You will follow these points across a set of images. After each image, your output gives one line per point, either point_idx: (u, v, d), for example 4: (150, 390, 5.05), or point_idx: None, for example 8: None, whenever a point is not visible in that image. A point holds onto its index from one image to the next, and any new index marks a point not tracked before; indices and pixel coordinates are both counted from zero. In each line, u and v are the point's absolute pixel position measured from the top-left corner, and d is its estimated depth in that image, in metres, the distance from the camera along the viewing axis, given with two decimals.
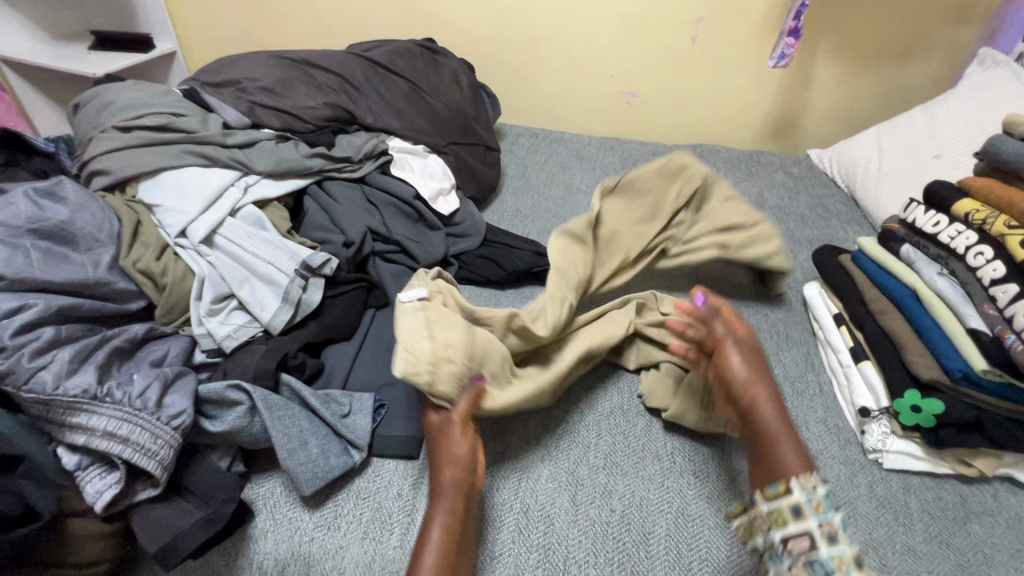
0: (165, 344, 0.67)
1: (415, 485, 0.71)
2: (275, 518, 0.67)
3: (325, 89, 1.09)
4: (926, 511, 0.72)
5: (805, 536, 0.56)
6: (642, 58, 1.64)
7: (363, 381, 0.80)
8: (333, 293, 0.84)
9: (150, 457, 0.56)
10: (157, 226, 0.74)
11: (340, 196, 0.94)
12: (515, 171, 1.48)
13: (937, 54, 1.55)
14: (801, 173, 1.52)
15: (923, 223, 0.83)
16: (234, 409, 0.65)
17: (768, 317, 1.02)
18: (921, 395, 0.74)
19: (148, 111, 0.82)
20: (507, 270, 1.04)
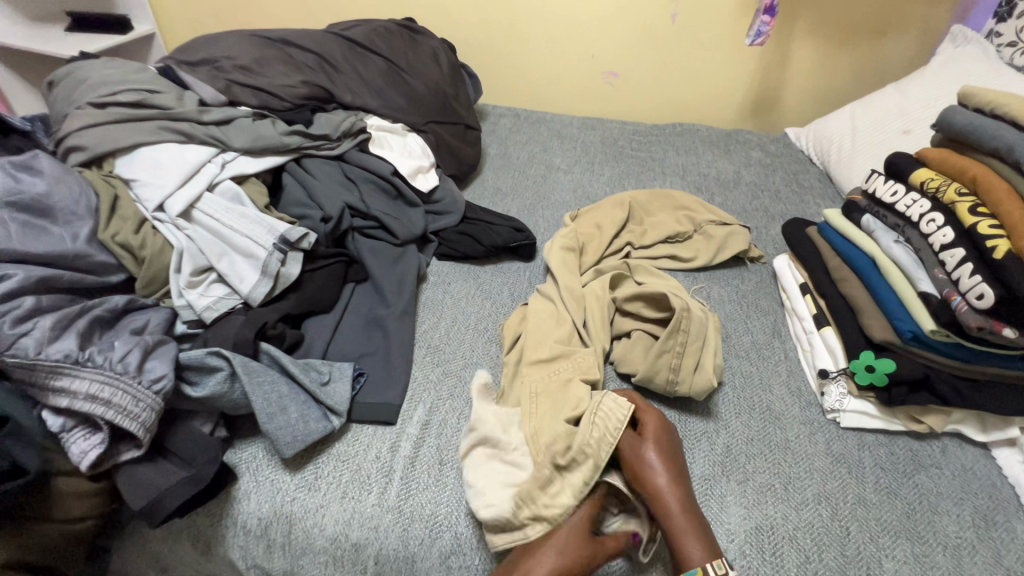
0: (145, 314, 0.68)
1: (392, 448, 0.74)
2: (257, 480, 0.70)
3: (302, 68, 1.10)
4: (877, 465, 0.76)
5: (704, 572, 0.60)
6: (623, 37, 1.65)
7: (343, 352, 0.83)
8: (311, 267, 0.86)
9: (132, 419, 0.58)
10: (135, 201, 0.75)
11: (318, 173, 0.95)
12: (497, 150, 1.49)
13: (912, 31, 1.57)
14: (778, 151, 1.54)
15: (882, 193, 0.86)
16: (214, 375, 0.67)
17: (738, 288, 1.05)
18: (875, 355, 0.78)
19: (123, 88, 0.83)
20: (485, 246, 1.06)
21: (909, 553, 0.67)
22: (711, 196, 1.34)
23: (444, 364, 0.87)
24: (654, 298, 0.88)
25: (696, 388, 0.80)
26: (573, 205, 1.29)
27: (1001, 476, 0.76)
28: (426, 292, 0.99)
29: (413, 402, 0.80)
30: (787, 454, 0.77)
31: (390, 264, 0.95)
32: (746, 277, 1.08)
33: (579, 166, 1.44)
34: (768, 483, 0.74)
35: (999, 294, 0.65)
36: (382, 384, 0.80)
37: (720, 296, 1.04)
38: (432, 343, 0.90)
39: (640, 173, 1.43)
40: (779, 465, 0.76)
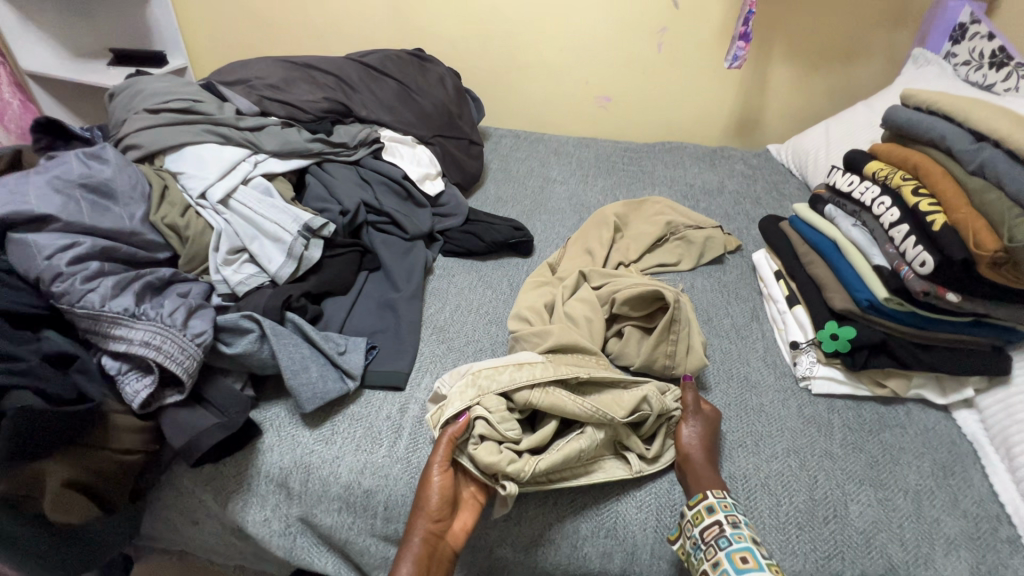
0: (188, 284, 0.78)
1: (401, 410, 0.82)
2: (279, 435, 0.77)
3: (324, 87, 1.23)
4: (846, 425, 0.83)
5: (715, 524, 0.66)
6: (614, 65, 1.80)
7: (357, 328, 0.92)
8: (331, 253, 0.96)
9: (178, 364, 0.67)
10: (181, 190, 0.86)
11: (337, 174, 1.07)
12: (498, 166, 1.62)
13: (879, 55, 1.71)
14: (760, 164, 1.66)
15: (841, 184, 0.96)
16: (246, 336, 0.76)
17: (720, 279, 1.14)
18: (839, 324, 0.86)
19: (173, 97, 0.96)
20: (487, 242, 1.17)
21: (873, 497, 0.73)
22: (696, 202, 1.45)
23: (449, 340, 0.96)
24: (640, 297, 0.89)
25: (690, 368, 0.85)
26: (568, 210, 1.40)
27: (961, 434, 0.82)
28: (432, 282, 1.09)
29: (420, 371, 0.89)
30: (762, 416, 0.84)
31: (400, 255, 1.06)
32: (727, 270, 1.17)
33: (574, 178, 1.56)
34: (742, 440, 0.80)
35: (937, 260, 0.74)
36: (392, 356, 0.89)
37: (702, 286, 1.12)
38: (437, 324, 0.99)
39: (631, 184, 1.54)
40: (753, 425, 0.83)
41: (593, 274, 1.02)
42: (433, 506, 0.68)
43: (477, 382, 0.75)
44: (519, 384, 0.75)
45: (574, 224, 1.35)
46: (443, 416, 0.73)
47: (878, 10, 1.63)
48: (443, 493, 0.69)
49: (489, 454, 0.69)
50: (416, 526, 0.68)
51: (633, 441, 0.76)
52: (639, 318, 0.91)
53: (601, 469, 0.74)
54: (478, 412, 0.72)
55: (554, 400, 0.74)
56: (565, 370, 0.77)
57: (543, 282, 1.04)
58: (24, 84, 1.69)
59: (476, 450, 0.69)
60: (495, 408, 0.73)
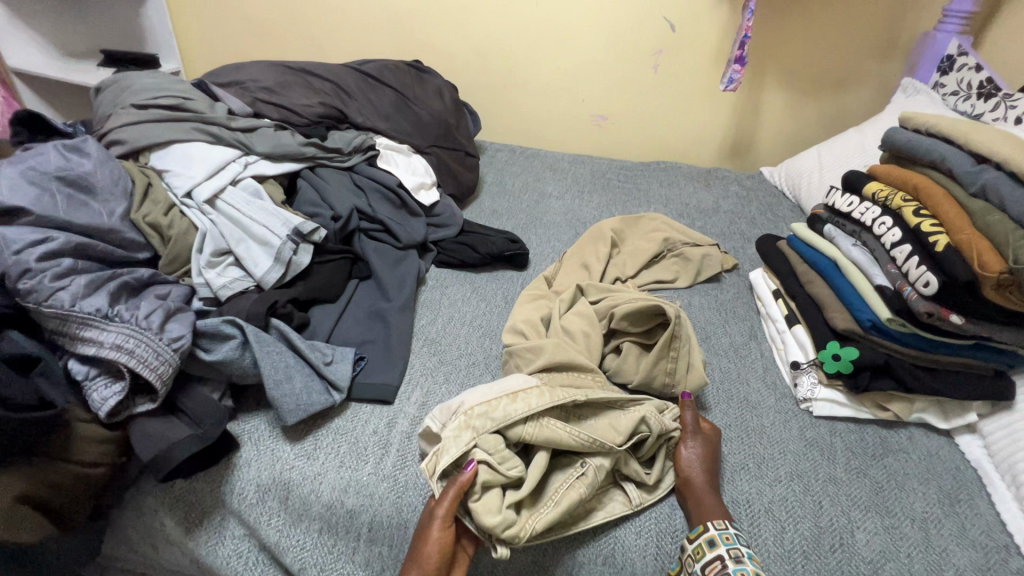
0: (167, 286, 0.74)
1: (389, 424, 0.78)
2: (258, 449, 0.73)
3: (320, 93, 1.21)
4: (849, 449, 0.81)
5: (717, 560, 0.62)
6: (610, 85, 1.82)
7: (345, 338, 0.88)
8: (321, 260, 0.92)
9: (151, 370, 0.62)
10: (165, 189, 0.83)
11: (330, 180, 1.04)
12: (494, 179, 1.60)
13: (868, 84, 1.75)
14: (754, 186, 1.67)
15: (840, 204, 0.95)
16: (227, 342, 0.72)
17: (717, 297, 1.13)
18: (841, 345, 0.84)
19: (163, 94, 0.93)
20: (481, 254, 1.14)
21: (879, 524, 0.70)
22: (692, 221, 1.44)
23: (441, 353, 0.92)
24: (639, 313, 0.87)
25: (690, 386, 0.83)
26: (564, 225, 1.38)
27: (965, 461, 0.80)
28: (424, 293, 1.06)
29: (410, 385, 0.85)
30: (763, 438, 0.81)
31: (392, 264, 1.02)
32: (724, 289, 1.16)
33: (570, 194, 1.55)
34: (743, 462, 0.77)
35: (941, 281, 0.73)
36: (381, 367, 0.85)
37: (699, 304, 1.11)
38: (429, 336, 0.95)
39: (627, 201, 1.53)
40: (755, 447, 0.80)
41: (590, 287, 0.99)
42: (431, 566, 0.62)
43: (472, 423, 0.69)
44: (513, 419, 0.70)
45: (570, 239, 1.33)
46: (441, 466, 0.65)
47: (868, 41, 1.67)
48: (443, 553, 0.63)
49: (489, 513, 0.63)
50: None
51: (632, 468, 0.73)
52: (637, 334, 0.89)
53: (602, 506, 0.70)
54: (482, 456, 0.66)
55: (550, 434, 0.70)
56: (558, 396, 0.73)
57: (539, 295, 1.02)
58: (9, 81, 1.65)
59: (477, 504, 0.63)
60: (495, 449, 0.67)
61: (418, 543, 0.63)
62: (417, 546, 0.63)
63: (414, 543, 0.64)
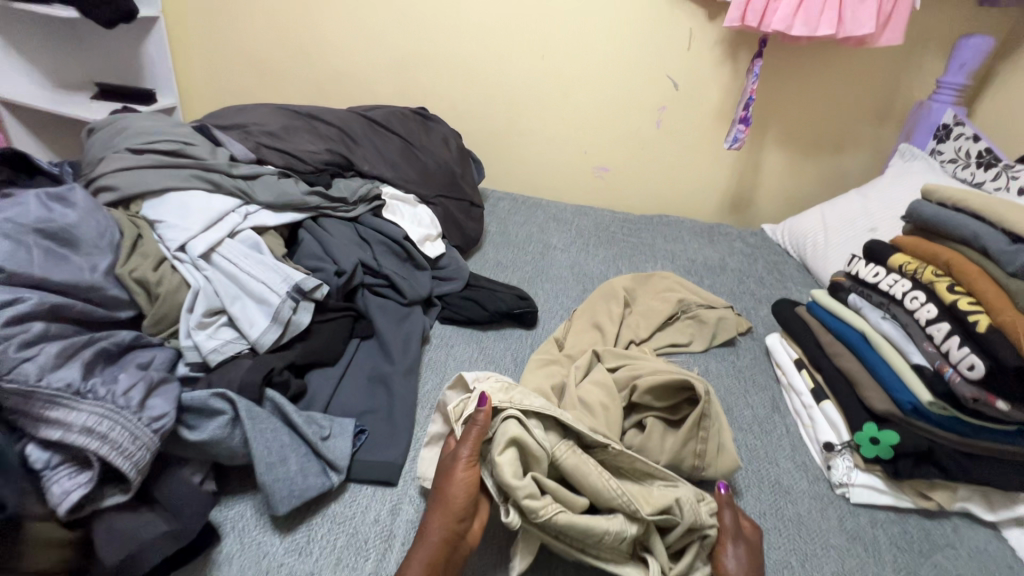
0: (150, 352, 0.66)
1: (392, 511, 0.70)
2: (242, 542, 0.63)
3: (326, 138, 1.17)
4: (892, 543, 0.75)
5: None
6: (614, 138, 1.83)
7: (345, 408, 0.80)
8: (321, 319, 0.85)
9: (126, 457, 0.54)
10: (156, 240, 0.76)
11: (334, 231, 0.98)
12: (497, 229, 1.56)
13: (864, 147, 1.78)
14: (758, 244, 1.66)
15: (865, 274, 0.93)
16: (216, 419, 0.64)
17: (734, 363, 1.08)
18: (878, 427, 0.79)
19: (161, 137, 0.88)
20: (490, 311, 1.08)
21: None
22: (701, 278, 1.41)
23: None
24: (666, 386, 0.81)
25: (722, 470, 0.76)
26: (571, 280, 1.34)
27: (1016, 558, 0.75)
28: (428, 353, 0.99)
29: (415, 463, 0.77)
30: (802, 530, 0.75)
31: (395, 322, 0.96)
32: (740, 354, 1.11)
33: (575, 246, 1.51)
34: (785, 561, 0.70)
35: (988, 365, 0.69)
36: (384, 442, 0.77)
37: (717, 370, 1.05)
38: (435, 403, 0.88)
39: (633, 255, 1.50)
40: (794, 541, 0.73)
41: (607, 354, 0.94)
42: (456, 504, 0.63)
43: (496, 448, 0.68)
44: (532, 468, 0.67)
45: (578, 295, 1.28)
46: (468, 408, 0.71)
47: (865, 107, 1.71)
48: (469, 493, 0.64)
49: (511, 468, 0.63)
50: (436, 522, 0.62)
51: (654, 543, 0.65)
52: (662, 409, 0.82)
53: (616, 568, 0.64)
54: (508, 410, 0.69)
55: (580, 463, 0.67)
56: (600, 435, 0.72)
57: (552, 360, 0.95)
58: None
59: (501, 455, 0.64)
60: (534, 423, 0.69)
61: (442, 484, 0.65)
62: (441, 489, 0.64)
63: (437, 486, 0.65)
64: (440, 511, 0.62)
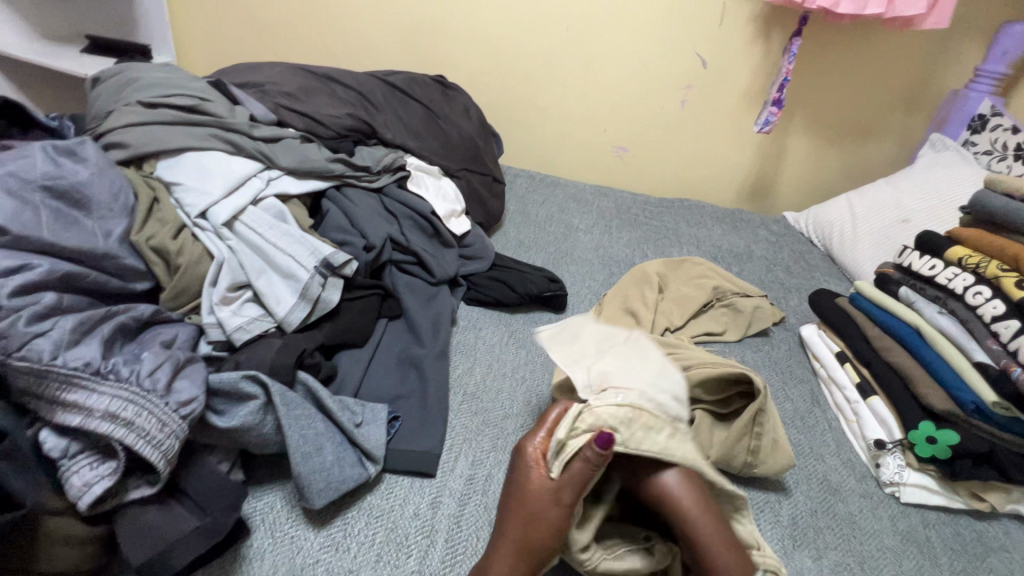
0: (172, 328, 0.60)
1: (432, 505, 0.65)
2: (274, 536, 0.58)
3: (346, 103, 1.09)
4: (947, 545, 0.72)
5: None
6: (636, 117, 1.76)
7: (376, 393, 0.75)
8: (349, 296, 0.79)
9: (153, 447, 0.48)
10: (174, 205, 0.69)
11: (359, 202, 0.92)
12: (516, 207, 1.50)
13: (892, 136, 1.74)
14: (781, 231, 1.61)
15: (920, 266, 0.89)
16: (246, 404, 0.58)
17: (770, 354, 1.04)
18: (935, 426, 0.77)
19: (175, 91, 0.79)
20: (519, 293, 1.03)
21: None
22: (727, 266, 1.37)
23: (484, 412, 0.80)
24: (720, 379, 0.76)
25: (774, 468, 0.73)
26: (596, 263, 1.29)
27: None
28: (457, 335, 0.94)
29: (452, 453, 0.72)
30: (855, 529, 0.72)
31: (424, 302, 0.90)
32: (775, 344, 1.07)
33: (597, 228, 1.45)
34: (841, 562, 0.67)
35: None
36: (420, 430, 0.72)
37: (753, 361, 1.01)
38: (468, 390, 0.83)
39: (657, 240, 1.45)
40: (848, 541, 0.70)
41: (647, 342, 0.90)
42: (536, 548, 0.55)
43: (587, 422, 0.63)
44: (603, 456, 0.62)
45: (604, 279, 1.23)
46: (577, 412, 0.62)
47: (897, 94, 1.66)
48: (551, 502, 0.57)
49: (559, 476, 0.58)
50: (509, 558, 0.54)
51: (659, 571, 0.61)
52: (712, 403, 0.78)
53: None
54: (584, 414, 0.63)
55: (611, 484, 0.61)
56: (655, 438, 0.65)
57: None
58: None
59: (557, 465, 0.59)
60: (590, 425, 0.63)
61: (527, 519, 0.56)
62: (525, 526, 0.56)
63: (515, 515, 0.57)
64: (514, 545, 0.55)
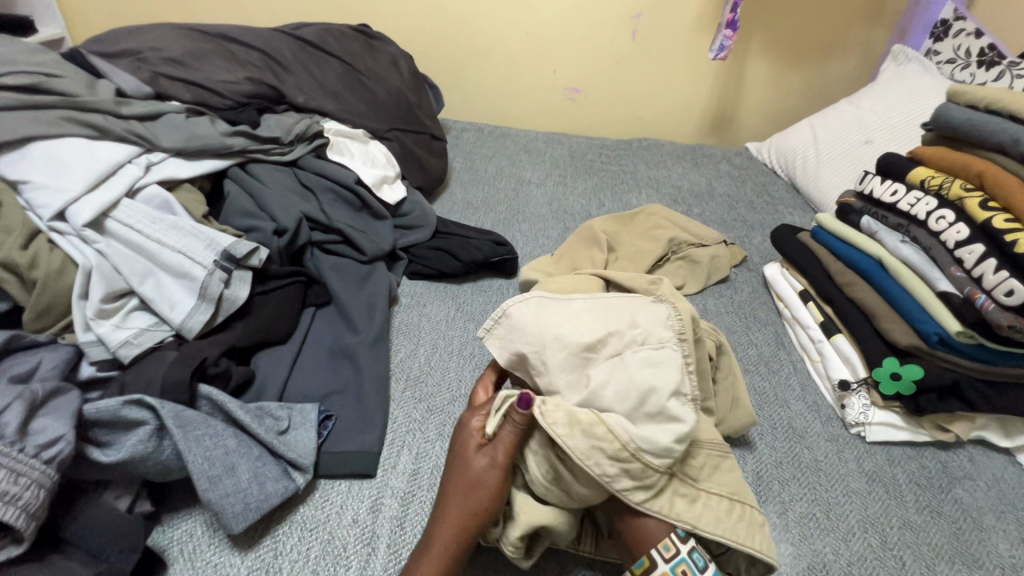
0: (36, 355, 0.52)
1: (374, 508, 0.60)
2: (194, 568, 0.52)
3: (246, 65, 0.96)
4: (913, 481, 0.70)
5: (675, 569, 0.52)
6: (585, 54, 1.62)
7: (303, 392, 0.68)
8: (262, 289, 0.71)
9: (8, 503, 0.41)
10: (25, 210, 0.59)
11: (267, 179, 0.81)
12: (462, 165, 1.39)
13: (855, 50, 1.64)
14: (743, 164, 1.53)
15: (881, 193, 0.83)
16: (134, 432, 0.51)
17: (734, 299, 0.99)
18: (900, 362, 0.74)
19: (12, 70, 0.68)
20: (464, 262, 0.94)
21: None
22: (688, 207, 1.30)
23: (428, 397, 0.73)
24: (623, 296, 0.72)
25: (737, 425, 0.69)
26: (549, 218, 1.21)
27: None
28: (398, 314, 0.86)
29: (394, 447, 0.66)
30: (820, 476, 0.70)
31: (355, 284, 0.82)
32: (739, 287, 1.02)
33: (550, 180, 1.36)
34: (809, 513, 0.65)
35: None
36: (355, 427, 0.66)
37: (716, 307, 0.97)
38: (411, 374, 0.76)
39: (614, 186, 1.37)
40: (814, 490, 0.68)
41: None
42: (475, 522, 0.53)
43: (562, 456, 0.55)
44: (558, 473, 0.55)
45: (559, 235, 1.15)
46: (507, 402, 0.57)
47: (858, 4, 1.55)
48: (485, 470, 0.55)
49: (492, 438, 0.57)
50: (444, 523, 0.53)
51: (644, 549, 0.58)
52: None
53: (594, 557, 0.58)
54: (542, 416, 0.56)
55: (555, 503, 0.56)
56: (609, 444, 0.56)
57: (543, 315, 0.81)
58: None
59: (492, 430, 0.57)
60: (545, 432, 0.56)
61: (463, 489, 0.54)
62: (463, 493, 0.54)
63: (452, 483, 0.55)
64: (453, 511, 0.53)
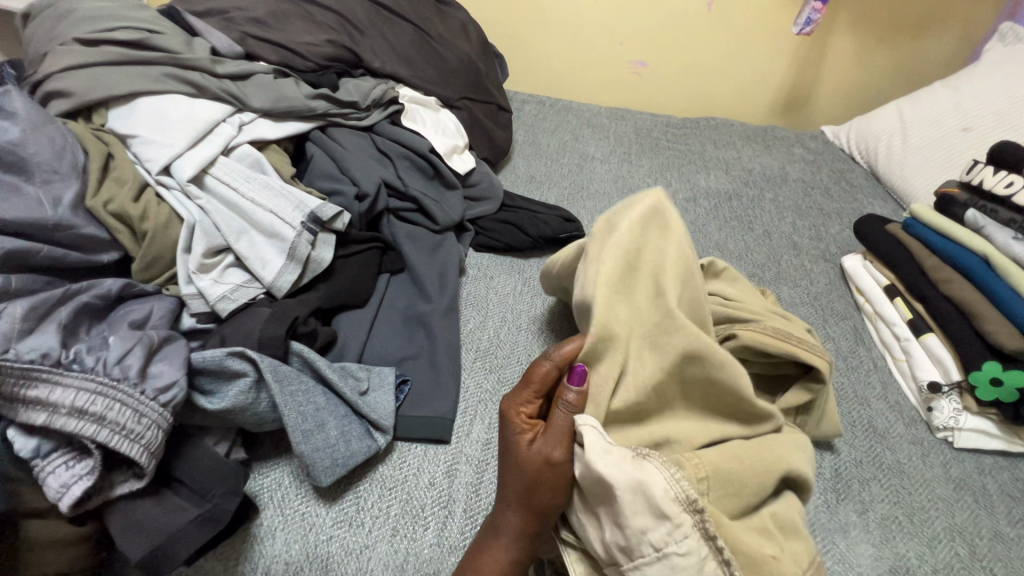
0: (146, 303, 0.55)
1: (449, 473, 0.61)
2: (284, 514, 0.55)
3: (324, 26, 0.96)
4: (1004, 492, 0.66)
5: None
6: (655, 27, 1.55)
7: (380, 356, 0.69)
8: (344, 253, 0.72)
9: (133, 441, 0.44)
10: (133, 162, 0.62)
11: (347, 144, 0.82)
12: (524, 138, 1.37)
13: (953, 28, 1.51)
14: (819, 148, 1.45)
15: (993, 184, 0.79)
16: (236, 382, 0.53)
17: (810, 289, 0.94)
18: (1002, 367, 0.68)
19: (120, 25, 0.71)
20: (532, 236, 0.93)
21: None
22: (761, 191, 1.24)
23: (499, 369, 0.73)
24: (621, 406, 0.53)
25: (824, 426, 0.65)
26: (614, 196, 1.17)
27: None
28: (466, 285, 0.86)
29: (467, 416, 0.67)
30: (904, 479, 0.67)
31: (428, 253, 0.82)
32: (815, 277, 0.97)
33: (615, 156, 1.32)
34: (891, 515, 0.63)
35: None
36: (431, 393, 0.67)
37: (790, 297, 0.93)
38: (482, 346, 0.76)
39: (681, 165, 1.32)
40: (897, 492, 0.65)
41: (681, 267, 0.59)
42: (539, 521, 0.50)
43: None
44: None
45: None
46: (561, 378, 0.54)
47: None
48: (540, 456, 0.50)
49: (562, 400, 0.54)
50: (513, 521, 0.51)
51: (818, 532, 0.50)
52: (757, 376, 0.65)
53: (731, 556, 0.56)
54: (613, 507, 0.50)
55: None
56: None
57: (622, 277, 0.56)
58: None
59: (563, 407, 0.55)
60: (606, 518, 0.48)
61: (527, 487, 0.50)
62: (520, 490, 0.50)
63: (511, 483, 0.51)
64: (521, 506, 0.50)
